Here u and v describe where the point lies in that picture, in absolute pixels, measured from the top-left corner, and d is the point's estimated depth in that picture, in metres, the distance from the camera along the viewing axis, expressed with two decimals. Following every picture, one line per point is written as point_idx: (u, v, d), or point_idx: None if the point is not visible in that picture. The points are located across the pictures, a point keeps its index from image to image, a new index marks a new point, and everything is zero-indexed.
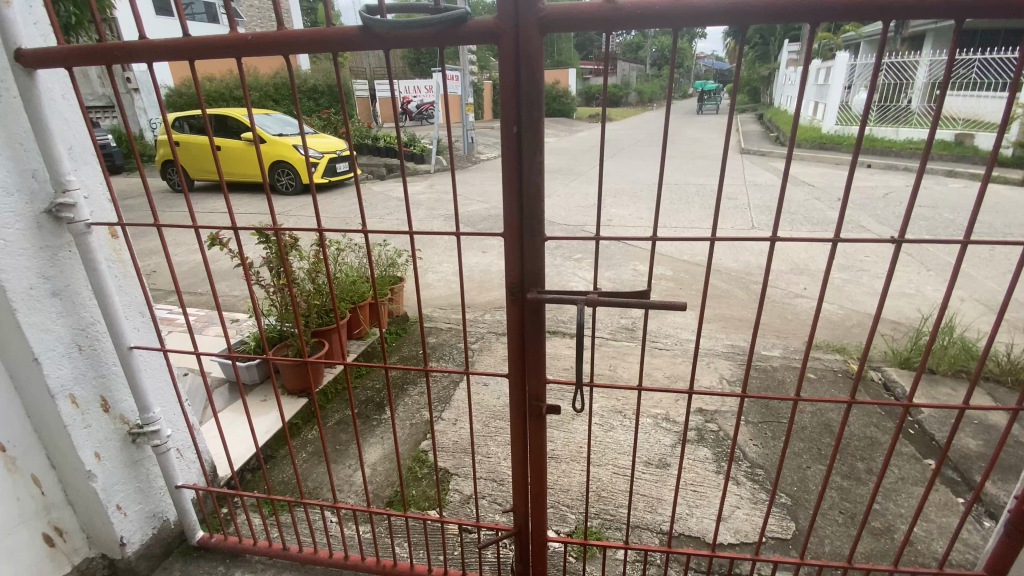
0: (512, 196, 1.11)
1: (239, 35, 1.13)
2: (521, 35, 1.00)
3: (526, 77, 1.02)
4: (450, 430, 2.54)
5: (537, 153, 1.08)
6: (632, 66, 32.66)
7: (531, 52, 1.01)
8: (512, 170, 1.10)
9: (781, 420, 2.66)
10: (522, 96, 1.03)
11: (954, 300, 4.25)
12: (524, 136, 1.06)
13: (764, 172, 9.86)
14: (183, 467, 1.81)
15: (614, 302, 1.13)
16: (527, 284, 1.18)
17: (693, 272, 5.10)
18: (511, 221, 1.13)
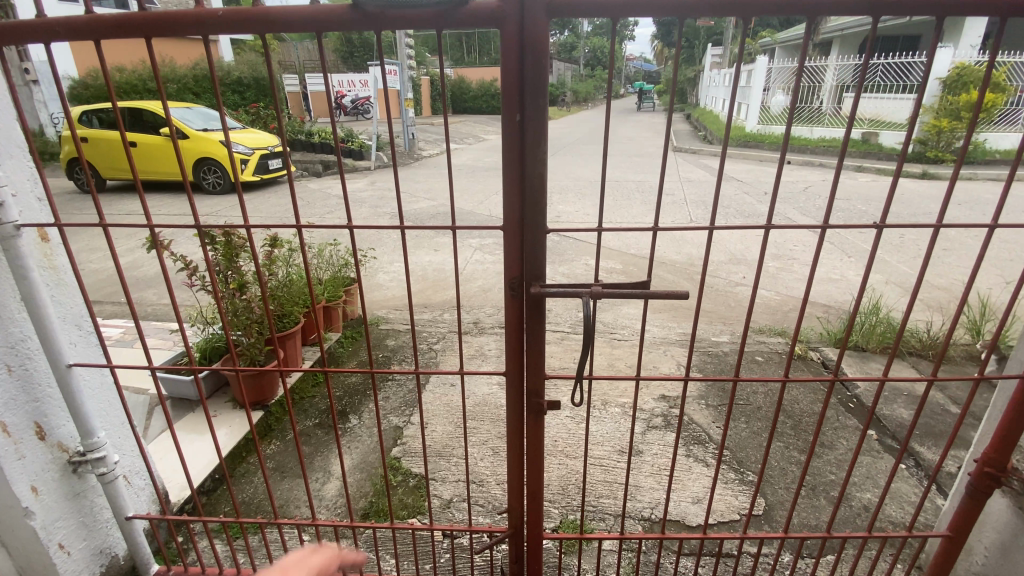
0: (513, 189, 1.09)
1: (210, 13, 1.03)
2: (525, 27, 0.98)
3: (530, 67, 1.01)
4: (423, 434, 2.46)
5: (541, 141, 1.06)
6: (565, 66, 34.03)
7: (534, 40, 0.99)
8: (513, 163, 1.08)
9: (739, 403, 2.83)
10: (530, 84, 1.02)
11: (875, 284, 4.71)
12: (527, 129, 1.04)
13: (696, 168, 10.46)
14: (133, 495, 1.63)
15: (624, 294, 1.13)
16: (527, 275, 1.15)
17: (642, 265, 5.29)
18: (512, 218, 1.11)
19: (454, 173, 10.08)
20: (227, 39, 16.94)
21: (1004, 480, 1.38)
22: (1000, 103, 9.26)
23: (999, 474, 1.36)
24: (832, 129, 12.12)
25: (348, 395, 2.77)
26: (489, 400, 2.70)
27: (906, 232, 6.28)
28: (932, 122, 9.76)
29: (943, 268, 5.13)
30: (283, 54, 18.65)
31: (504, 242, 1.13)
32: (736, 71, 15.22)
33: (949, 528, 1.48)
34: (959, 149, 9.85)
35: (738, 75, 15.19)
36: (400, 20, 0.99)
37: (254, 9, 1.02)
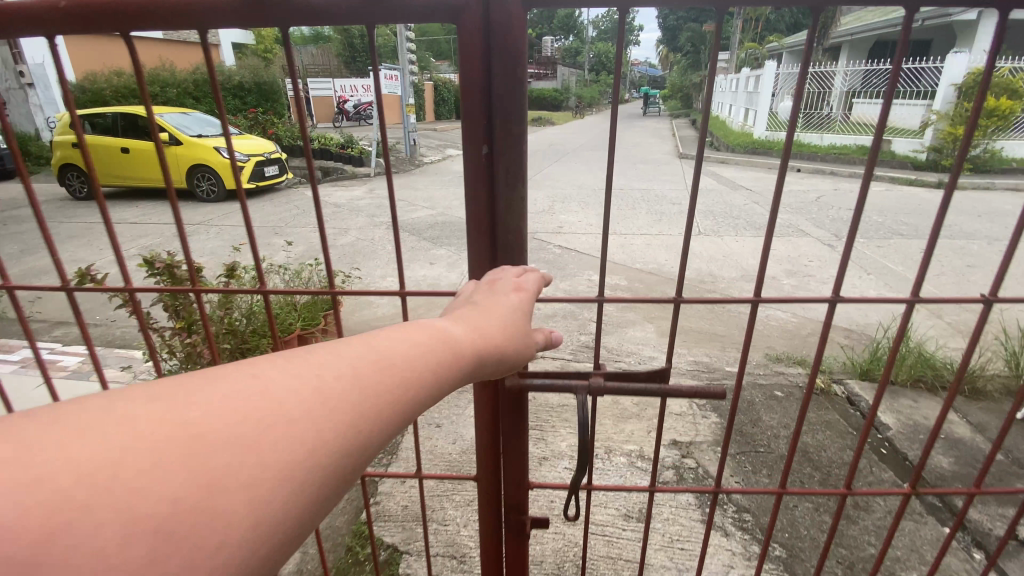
0: (483, 230, 1.00)
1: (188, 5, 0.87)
2: (493, 43, 0.88)
3: (500, 87, 0.90)
4: (399, 493, 2.18)
5: (517, 168, 0.95)
6: (570, 71, 33.97)
7: (504, 58, 0.88)
8: (482, 201, 0.98)
9: (759, 449, 2.58)
10: (505, 107, 0.92)
11: (898, 304, 4.39)
12: (498, 157, 0.95)
13: (704, 176, 10.16)
14: None
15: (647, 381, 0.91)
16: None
17: (649, 282, 4.98)
18: (481, 264, 1.02)
19: (454, 181, 9.82)
20: (229, 44, 16.81)
21: None
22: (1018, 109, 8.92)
23: None
24: (843, 136, 11.80)
25: None
26: None
27: (926, 247, 5.95)
28: (947, 129, 9.43)
29: (969, 288, 4.80)
30: (287, 59, 18.54)
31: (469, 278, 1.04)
32: (744, 76, 14.92)
33: None
34: (976, 157, 9.49)
35: (746, 81, 14.90)
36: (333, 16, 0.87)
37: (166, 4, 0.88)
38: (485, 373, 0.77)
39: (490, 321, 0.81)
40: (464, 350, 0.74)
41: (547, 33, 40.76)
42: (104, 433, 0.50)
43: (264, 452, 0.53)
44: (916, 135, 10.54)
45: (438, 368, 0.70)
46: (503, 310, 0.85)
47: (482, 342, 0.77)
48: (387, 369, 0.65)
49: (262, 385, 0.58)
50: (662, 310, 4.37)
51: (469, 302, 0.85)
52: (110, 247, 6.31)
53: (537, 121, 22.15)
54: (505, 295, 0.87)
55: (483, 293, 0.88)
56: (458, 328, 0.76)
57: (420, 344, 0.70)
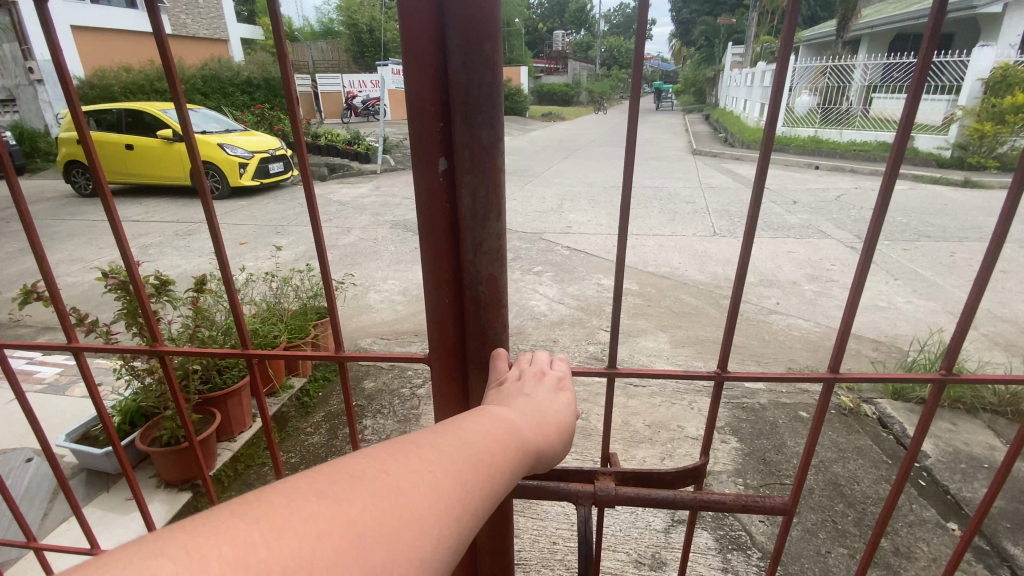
0: (444, 267, 0.87)
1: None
2: (449, 27, 0.74)
3: (459, 81, 0.76)
4: None
5: (483, 177, 0.80)
6: (581, 66, 33.64)
7: (459, 43, 0.74)
8: (442, 236, 0.85)
9: (784, 480, 2.33)
10: (466, 104, 0.76)
11: (929, 314, 4.10)
12: (459, 166, 0.80)
13: (718, 174, 9.82)
14: None
15: (646, 505, 1.08)
16: (482, 351, 0.92)
17: (661, 286, 4.74)
18: (443, 310, 0.91)
19: None
20: (238, 39, 16.71)
21: None
22: None
23: None
24: (861, 132, 11.43)
25: (302, 463, 2.37)
26: None
27: (955, 250, 5.63)
28: (973, 126, 9.02)
29: (1005, 296, 4.48)
30: (295, 54, 18.53)
31: (429, 307, 0.92)
32: (760, 70, 14.51)
33: None
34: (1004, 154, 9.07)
35: (761, 75, 14.50)
36: None
37: None
38: (546, 467, 0.75)
39: (549, 412, 0.79)
40: (530, 446, 0.72)
41: (558, 27, 40.33)
42: (224, 542, 0.46)
43: (376, 563, 0.50)
44: (940, 131, 10.10)
45: (511, 465, 0.67)
46: (556, 399, 0.84)
47: (544, 438, 0.75)
48: (472, 462, 0.63)
49: (361, 482, 0.55)
50: (675, 318, 4.12)
51: (522, 390, 0.82)
52: (108, 246, 6.17)
53: (547, 116, 21.82)
54: (554, 385, 0.85)
55: (530, 379, 0.86)
56: (520, 420, 0.74)
57: (494, 437, 0.68)
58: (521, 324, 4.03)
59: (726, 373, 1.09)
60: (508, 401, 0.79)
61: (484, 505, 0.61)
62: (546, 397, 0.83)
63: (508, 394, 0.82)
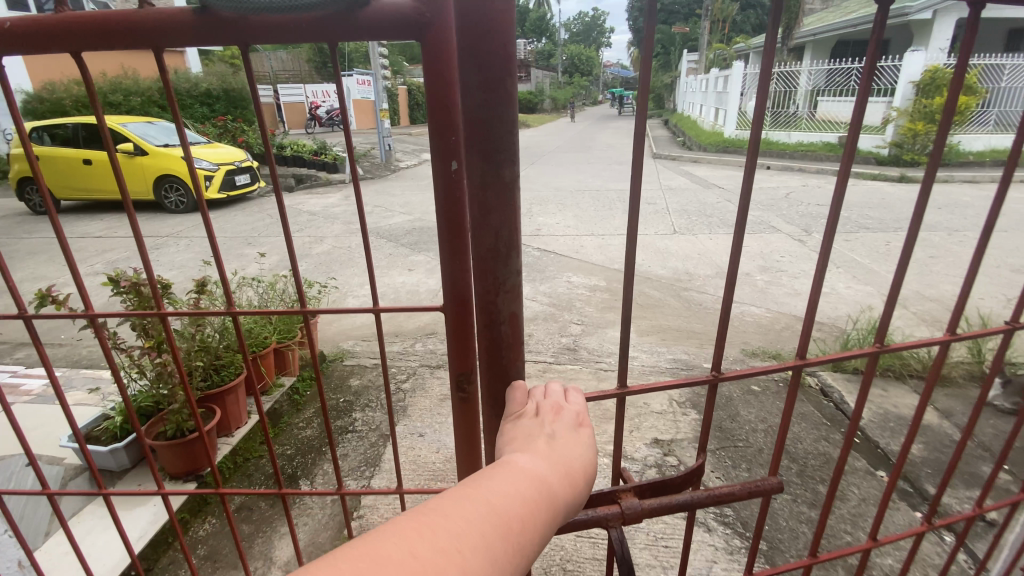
0: (466, 292, 0.89)
1: (63, 18, 0.71)
2: (462, 62, 0.73)
3: (473, 111, 0.75)
4: (383, 504, 2.20)
5: (502, 210, 0.80)
6: (543, 74, 34.43)
7: (478, 73, 0.73)
8: (464, 263, 0.87)
9: (737, 444, 2.62)
10: (485, 136, 0.76)
11: (866, 297, 4.52)
12: (480, 204, 0.80)
13: (677, 176, 10.31)
14: None
15: (663, 509, 1.14)
16: (499, 390, 0.94)
17: (626, 282, 5.05)
18: (465, 333, 0.93)
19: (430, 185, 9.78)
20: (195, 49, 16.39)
21: None
22: (971, 105, 9.30)
23: None
24: (806, 133, 12.20)
25: (296, 456, 2.50)
26: None
27: (891, 240, 6.17)
28: (906, 126, 9.78)
29: (931, 279, 4.96)
30: (254, 64, 18.30)
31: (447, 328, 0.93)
32: (712, 77, 15.24)
33: None
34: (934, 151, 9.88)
35: (714, 81, 15.24)
36: (257, 30, 0.69)
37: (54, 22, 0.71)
38: (577, 509, 0.79)
39: (576, 458, 0.81)
40: (558, 498, 0.75)
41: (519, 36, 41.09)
42: None
43: None
44: (878, 131, 10.89)
45: (538, 521, 0.71)
46: (578, 437, 0.85)
47: (569, 484, 0.78)
48: (500, 532, 0.67)
49: (396, 563, 0.59)
50: (641, 310, 4.41)
51: (550, 432, 0.85)
52: (73, 263, 6.07)
53: None
54: (573, 420, 0.87)
55: (548, 415, 0.88)
56: (545, 468, 0.77)
57: (522, 496, 0.72)
58: None
59: (721, 374, 1.16)
60: (534, 443, 0.82)
61: (512, 573, 0.65)
62: (573, 440, 0.84)
63: (532, 432, 0.84)
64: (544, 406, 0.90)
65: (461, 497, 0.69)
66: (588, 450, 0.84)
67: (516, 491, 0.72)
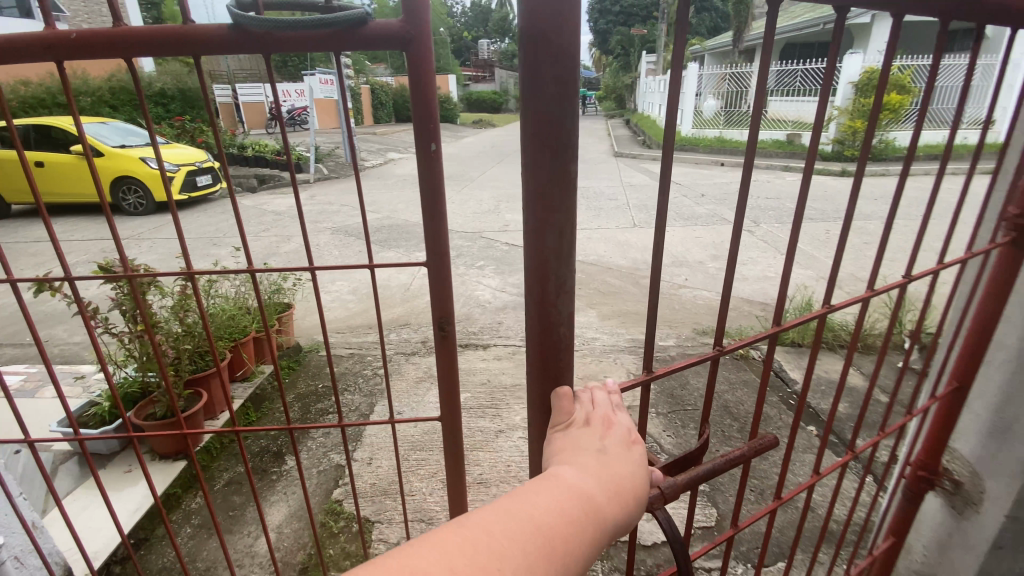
0: (543, 310, 0.85)
1: (127, 30, 0.84)
2: (539, 71, 0.72)
3: (544, 113, 0.74)
4: (366, 471, 2.36)
5: (563, 213, 0.79)
6: (506, 74, 34.85)
7: (550, 78, 0.72)
8: (540, 279, 0.83)
9: (687, 408, 2.92)
10: (554, 143, 0.75)
11: (806, 280, 4.95)
12: (548, 212, 0.78)
13: (637, 173, 10.74)
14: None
15: (695, 482, 1.01)
16: (548, 388, 0.89)
17: (590, 272, 5.33)
18: (536, 354, 0.88)
19: (398, 184, 9.87)
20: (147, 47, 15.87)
21: (938, 482, 1.38)
22: (904, 104, 10.06)
23: (932, 477, 1.36)
24: (757, 131, 12.88)
25: (279, 435, 2.62)
26: (437, 429, 2.65)
27: (831, 228, 6.69)
28: (847, 123, 10.49)
29: (864, 262, 5.46)
30: (210, 64, 17.86)
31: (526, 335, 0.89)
32: (669, 78, 15.83)
33: (889, 535, 1.49)
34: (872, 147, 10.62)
35: None
36: (291, 44, 0.85)
37: (115, 30, 0.84)
38: (626, 528, 0.77)
39: (627, 474, 0.78)
40: (605, 516, 0.73)
41: (482, 36, 41.25)
42: None
43: None
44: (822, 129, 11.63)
45: (582, 540, 0.70)
46: (631, 452, 0.82)
47: (619, 504, 0.75)
48: (541, 548, 0.67)
49: None
50: (603, 297, 4.70)
51: (602, 443, 0.81)
52: (29, 267, 5.91)
53: (477, 125, 22.40)
54: (625, 438, 0.82)
55: (600, 424, 0.84)
56: (593, 483, 0.75)
57: (565, 514, 0.71)
58: (469, 310, 4.46)
59: (724, 350, 1.07)
60: (583, 454, 0.79)
61: None
62: (625, 454, 0.81)
63: (582, 443, 0.81)
64: (595, 418, 0.85)
65: (503, 510, 0.70)
66: (640, 466, 0.81)
67: (563, 510, 0.71)
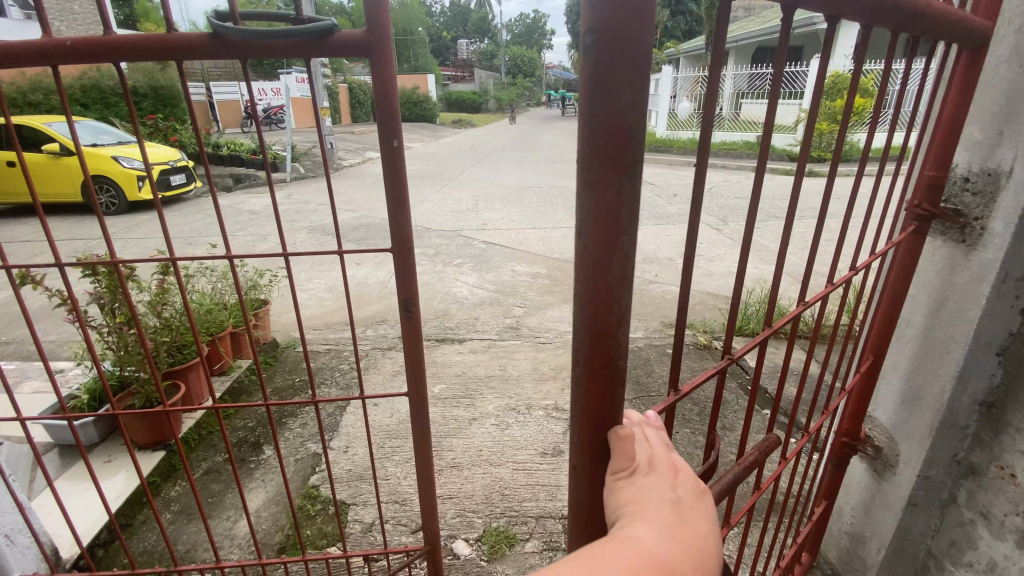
0: (600, 340, 0.74)
1: (116, 38, 0.93)
2: (613, 70, 0.61)
3: (618, 121, 0.63)
4: (343, 459, 2.45)
5: (629, 233, 0.68)
6: (486, 74, 34.92)
7: (627, 80, 0.62)
8: (595, 306, 0.72)
9: (651, 395, 3.08)
10: (627, 155, 0.64)
11: (770, 275, 5.16)
12: (612, 231, 0.67)
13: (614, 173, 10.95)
14: (17, 553, 1.56)
15: (725, 496, 0.97)
16: (604, 428, 0.79)
17: (565, 268, 5.48)
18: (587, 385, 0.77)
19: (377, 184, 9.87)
20: None
21: (861, 447, 1.51)
22: (868, 107, 10.45)
23: (853, 443, 1.50)
24: (729, 132, 13.21)
25: (256, 426, 2.68)
26: None
27: (796, 226, 6.95)
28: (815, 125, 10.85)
29: (825, 258, 5.71)
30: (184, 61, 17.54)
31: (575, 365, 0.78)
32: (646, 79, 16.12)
33: (820, 497, 1.61)
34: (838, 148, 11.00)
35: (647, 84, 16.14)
36: (265, 51, 0.95)
37: (104, 37, 0.93)
38: None
39: (701, 531, 0.73)
40: None
41: (462, 36, 41.27)
42: None
43: None
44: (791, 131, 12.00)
45: None
46: (700, 505, 0.76)
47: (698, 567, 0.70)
48: None
49: None
50: None
51: (675, 497, 0.75)
52: None
53: (457, 125, 22.44)
54: (693, 488, 0.77)
55: (669, 472, 0.77)
56: (671, 544, 0.69)
57: None
58: (446, 306, 4.56)
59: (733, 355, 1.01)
60: (656, 508, 0.73)
61: None
62: (694, 507, 0.76)
63: (655, 494, 0.74)
64: (659, 459, 0.78)
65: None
66: (708, 520, 0.76)
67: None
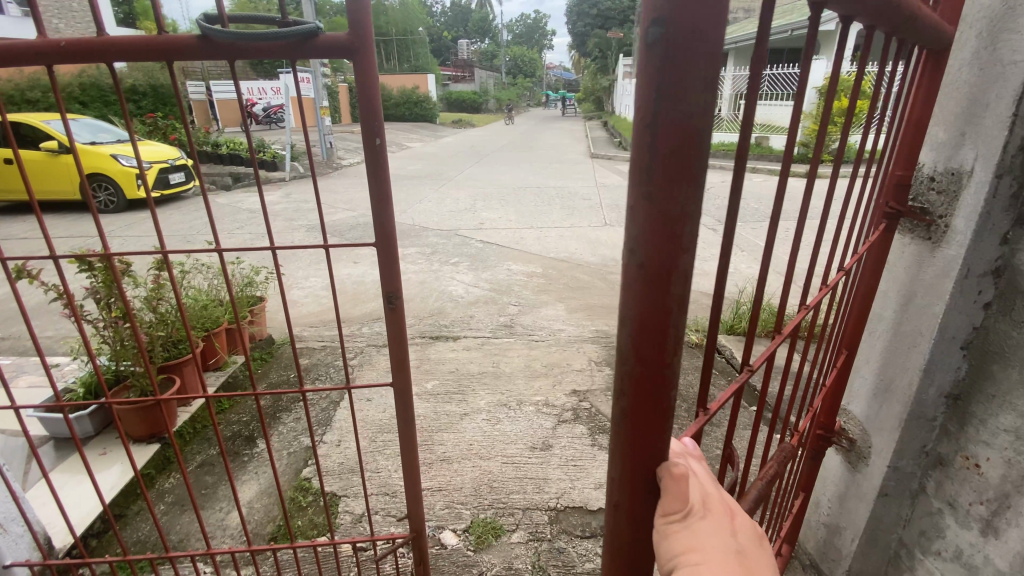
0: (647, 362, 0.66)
1: (109, 41, 0.97)
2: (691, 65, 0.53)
3: (686, 125, 0.55)
4: (334, 452, 2.49)
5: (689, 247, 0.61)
6: (487, 74, 34.96)
7: (700, 74, 0.54)
8: (646, 324, 0.65)
9: None
10: (695, 157, 0.57)
11: (763, 275, 5.21)
12: (675, 247, 0.60)
13: (612, 174, 11.00)
14: (11, 542, 1.61)
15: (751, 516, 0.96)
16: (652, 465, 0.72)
17: (560, 268, 5.52)
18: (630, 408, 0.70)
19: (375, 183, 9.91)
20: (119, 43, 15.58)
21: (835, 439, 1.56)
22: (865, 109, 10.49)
23: (828, 435, 1.54)
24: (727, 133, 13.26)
25: (249, 421, 2.72)
26: None
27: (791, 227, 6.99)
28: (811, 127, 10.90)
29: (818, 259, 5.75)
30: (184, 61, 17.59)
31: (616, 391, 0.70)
32: None
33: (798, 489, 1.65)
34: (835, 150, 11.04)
35: None
36: (252, 52, 0.99)
37: (98, 38, 0.97)
38: None
39: None
40: None
41: (463, 36, 41.33)
42: None
43: None
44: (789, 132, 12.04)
45: None
46: (760, 554, 0.73)
47: None
48: None
49: None
50: (571, 292, 4.88)
51: (738, 545, 0.71)
52: None
53: (456, 125, 22.49)
54: (754, 534, 0.74)
55: (728, 518, 0.73)
56: None
57: None
58: (441, 305, 4.60)
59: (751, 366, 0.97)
60: (718, 554, 0.69)
61: None
62: (755, 555, 0.72)
63: (717, 542, 0.70)
64: (711, 499, 0.73)
65: None
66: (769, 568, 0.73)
67: None
